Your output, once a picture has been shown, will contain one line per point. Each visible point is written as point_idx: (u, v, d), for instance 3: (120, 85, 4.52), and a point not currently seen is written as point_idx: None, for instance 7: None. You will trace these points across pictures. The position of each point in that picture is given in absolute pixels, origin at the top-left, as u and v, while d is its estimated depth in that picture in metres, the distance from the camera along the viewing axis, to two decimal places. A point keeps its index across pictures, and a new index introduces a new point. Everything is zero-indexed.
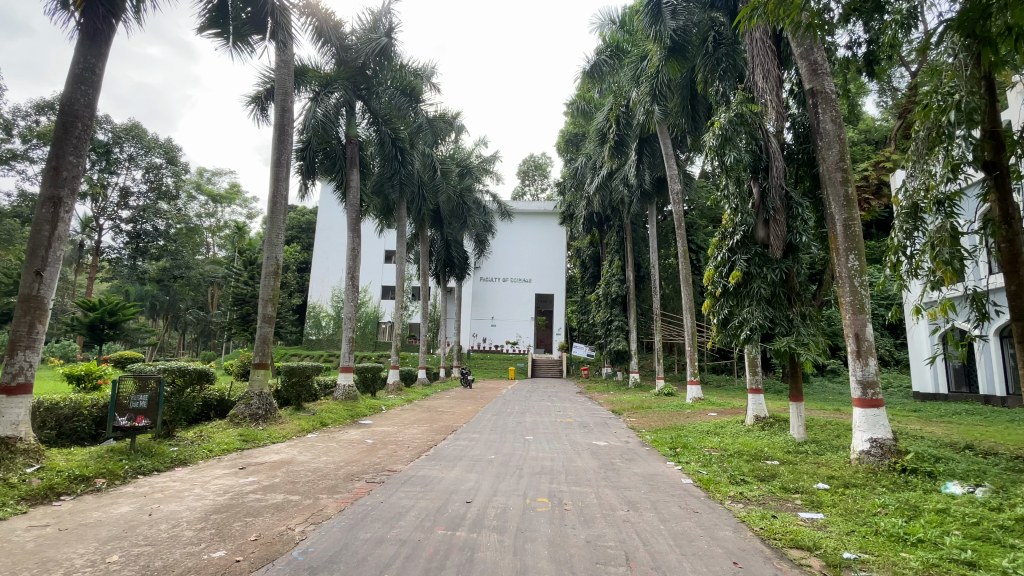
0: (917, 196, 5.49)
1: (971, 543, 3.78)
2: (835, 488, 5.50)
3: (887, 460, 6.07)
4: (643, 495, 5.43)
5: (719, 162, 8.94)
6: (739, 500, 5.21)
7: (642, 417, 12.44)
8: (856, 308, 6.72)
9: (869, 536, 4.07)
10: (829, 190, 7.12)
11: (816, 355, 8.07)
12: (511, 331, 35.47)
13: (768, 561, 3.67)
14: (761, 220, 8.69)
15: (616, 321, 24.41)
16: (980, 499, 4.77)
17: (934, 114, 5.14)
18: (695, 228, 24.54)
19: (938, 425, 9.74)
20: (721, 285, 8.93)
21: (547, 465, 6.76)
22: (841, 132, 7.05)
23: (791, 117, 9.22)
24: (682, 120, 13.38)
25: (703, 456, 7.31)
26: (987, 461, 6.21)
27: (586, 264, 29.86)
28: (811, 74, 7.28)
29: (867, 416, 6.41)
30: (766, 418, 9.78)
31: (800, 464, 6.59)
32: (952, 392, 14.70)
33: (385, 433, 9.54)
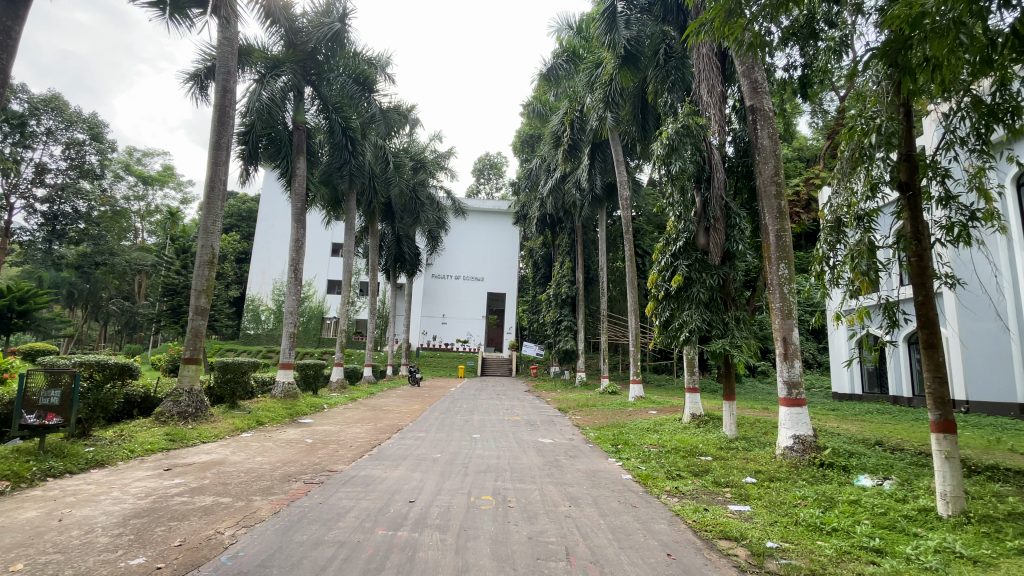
0: (840, 211, 5.96)
1: (879, 532, 4.15)
2: (761, 482, 5.86)
3: (808, 455, 6.55)
4: (585, 490, 5.58)
5: (666, 170, 9.28)
6: (674, 494, 5.45)
7: (587, 415, 12.74)
8: (785, 313, 7.19)
9: (790, 526, 4.38)
10: (764, 202, 7.57)
11: (748, 356, 8.57)
12: (462, 330, 35.33)
13: (699, 552, 3.86)
14: (703, 228, 9.12)
15: (565, 322, 24.87)
16: (888, 491, 5.24)
17: (858, 136, 5.59)
18: (643, 233, 25.40)
19: (853, 422, 10.61)
20: (664, 288, 9.26)
21: (493, 463, 6.79)
22: (777, 148, 7.52)
23: (733, 132, 9.74)
24: (633, 128, 13.85)
25: (642, 452, 7.59)
26: (893, 456, 6.83)
27: (537, 264, 30.12)
28: (752, 92, 7.72)
29: (791, 414, 6.87)
30: (702, 415, 10.26)
31: (730, 459, 6.99)
32: (866, 393, 16.05)
33: (327, 432, 9.22)
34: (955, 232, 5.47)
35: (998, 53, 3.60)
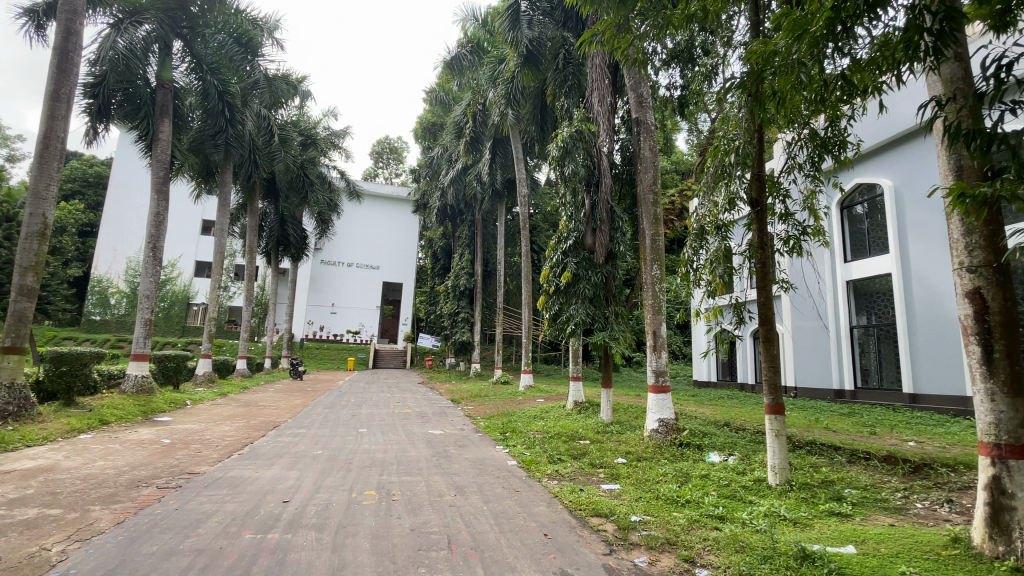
0: (704, 220, 6.73)
1: (723, 501, 4.79)
2: (630, 462, 6.44)
3: (670, 436, 7.33)
4: (471, 479, 5.68)
5: (560, 171, 9.79)
6: (554, 477, 5.77)
7: (479, 405, 12.95)
8: (655, 309, 7.92)
9: (652, 501, 4.88)
10: (643, 208, 8.25)
11: (624, 348, 9.31)
12: (353, 320, 33.81)
13: (573, 530, 4.15)
14: (590, 229, 9.74)
15: (462, 313, 24.88)
16: (732, 465, 6.06)
17: (721, 155, 6.33)
18: (538, 230, 26.34)
19: (708, 407, 12.06)
20: (554, 283, 9.73)
21: (378, 457, 6.61)
22: (655, 160, 8.25)
23: (620, 141, 10.46)
24: (532, 127, 14.22)
25: (528, 439, 7.91)
26: (737, 435, 7.89)
27: (436, 255, 29.75)
28: (637, 105, 8.34)
29: (657, 400, 7.62)
30: (583, 403, 10.94)
31: (606, 442, 7.57)
32: (720, 380, 18.33)
33: (190, 431, 8.28)
34: (790, 244, 6.40)
35: (831, 95, 4.21)
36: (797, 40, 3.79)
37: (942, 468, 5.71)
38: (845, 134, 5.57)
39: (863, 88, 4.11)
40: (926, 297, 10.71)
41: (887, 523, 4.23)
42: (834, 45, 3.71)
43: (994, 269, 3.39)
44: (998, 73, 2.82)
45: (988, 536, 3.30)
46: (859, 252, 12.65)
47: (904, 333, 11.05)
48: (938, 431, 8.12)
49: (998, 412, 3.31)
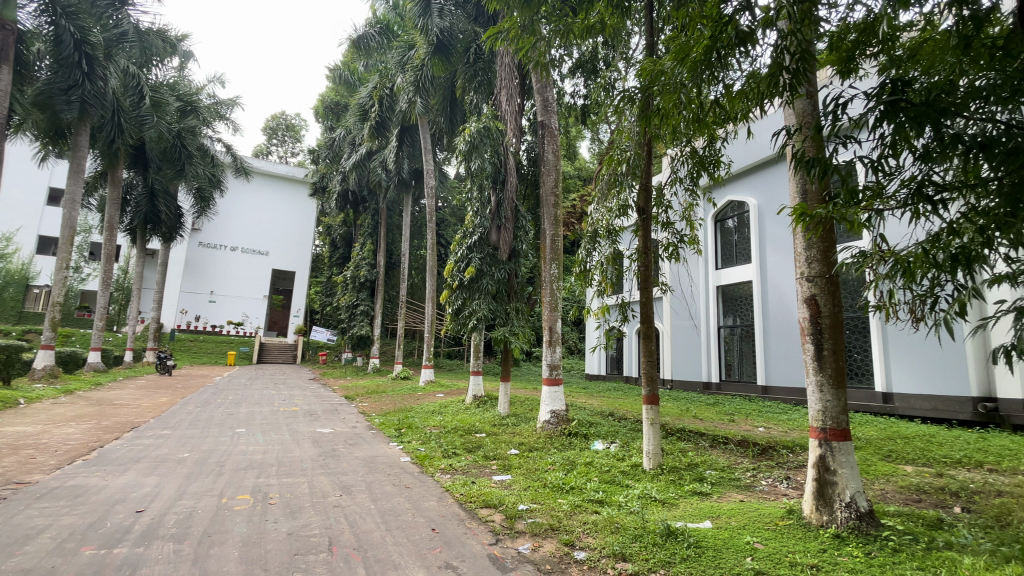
0: (598, 223, 7.14)
1: (603, 486, 5.13)
2: (522, 452, 6.65)
3: (560, 427, 7.69)
4: (359, 477, 5.48)
5: (466, 166, 9.79)
6: (447, 471, 5.77)
7: (374, 401, 12.51)
8: (552, 306, 8.22)
9: (539, 489, 5.08)
10: (545, 209, 8.54)
11: (523, 343, 9.49)
12: (235, 310, 30.94)
13: (461, 523, 4.18)
14: (495, 226, 9.87)
15: (361, 306, 23.78)
16: (613, 452, 6.52)
17: (615, 164, 6.71)
18: (445, 224, 26.06)
19: (597, 399, 12.83)
20: (458, 278, 9.69)
21: (257, 459, 6.12)
22: (557, 163, 8.60)
23: (525, 143, 10.83)
24: (441, 119, 13.99)
25: (423, 434, 7.81)
26: (620, 424, 8.50)
27: (335, 243, 28.20)
28: (543, 109, 8.58)
29: (550, 392, 7.94)
30: (482, 397, 11.04)
31: (501, 434, 7.73)
32: (608, 373, 19.58)
33: (18, 435, 7.00)
34: (670, 250, 6.98)
35: (708, 117, 4.65)
36: (682, 63, 4.14)
37: (783, 449, 6.64)
38: (719, 154, 6.17)
39: (734, 114, 4.58)
40: (778, 302, 12.34)
41: (738, 499, 4.83)
42: (710, 72, 4.09)
43: (826, 279, 3.99)
44: (836, 110, 3.20)
45: (815, 508, 3.87)
46: (729, 261, 14.24)
47: (761, 333, 12.65)
48: (782, 418, 9.43)
49: (825, 401, 3.90)
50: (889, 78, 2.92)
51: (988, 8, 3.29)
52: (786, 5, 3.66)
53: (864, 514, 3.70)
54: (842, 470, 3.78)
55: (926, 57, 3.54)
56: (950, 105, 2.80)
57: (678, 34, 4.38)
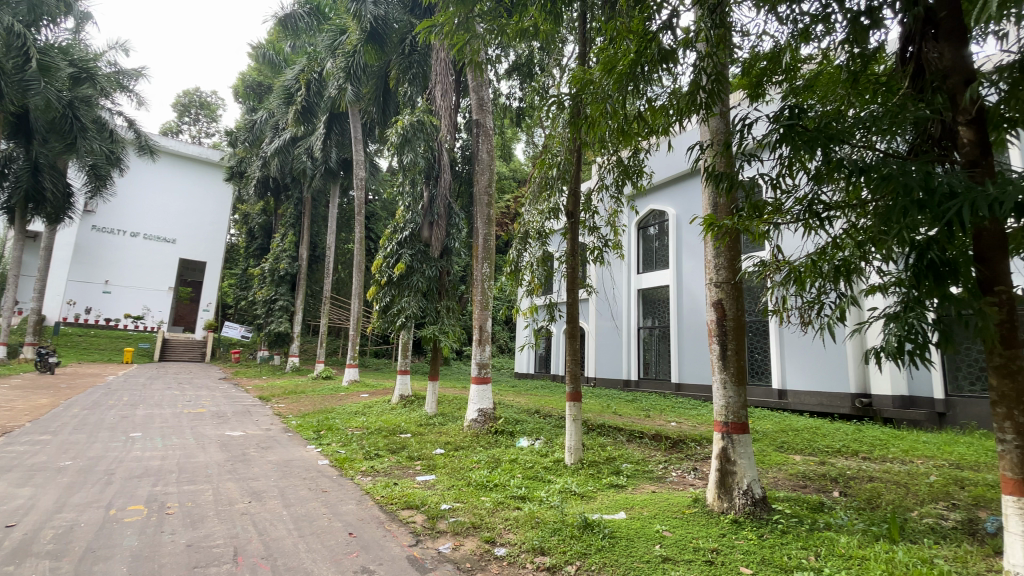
0: (529, 225, 7.24)
1: (526, 482, 5.23)
2: (447, 452, 6.61)
3: (487, 425, 7.72)
4: (272, 483, 5.18)
5: (398, 159, 9.54)
6: (368, 474, 5.60)
7: (291, 402, 11.85)
8: (483, 305, 8.27)
9: (463, 488, 5.08)
10: (478, 207, 8.55)
11: (453, 341, 9.38)
12: (134, 302, 28.07)
13: (380, 525, 4.07)
14: (427, 222, 9.72)
15: (280, 301, 22.41)
16: (537, 449, 6.67)
17: (546, 168, 6.88)
18: (374, 218, 25.27)
19: (525, 397, 13.01)
20: (387, 274, 9.49)
21: (154, 466, 5.59)
22: (491, 163, 8.63)
23: (461, 141, 10.88)
24: (373, 109, 13.57)
25: (344, 436, 7.52)
26: (545, 421, 8.69)
27: (253, 234, 26.44)
28: (478, 108, 8.57)
29: (478, 391, 7.95)
30: (409, 396, 10.82)
31: (426, 434, 7.62)
32: (536, 372, 19.95)
33: None
34: (596, 253, 7.21)
35: (634, 129, 4.88)
36: (609, 74, 4.32)
37: (692, 443, 7.12)
38: (642, 165, 6.48)
39: (656, 127, 4.84)
40: (692, 305, 13.20)
41: (651, 490, 5.12)
42: (635, 85, 4.31)
43: (732, 285, 4.33)
44: (742, 129, 3.49)
45: (717, 496, 4.18)
46: (650, 266, 15.03)
47: (677, 335, 13.46)
48: (693, 413, 10.12)
49: (727, 397, 4.23)
50: (788, 105, 3.21)
51: (873, 48, 3.69)
52: (704, 30, 3.95)
53: (758, 500, 4.06)
54: (741, 460, 4.12)
55: (819, 90, 3.93)
56: (838, 133, 3.11)
57: (608, 47, 4.57)
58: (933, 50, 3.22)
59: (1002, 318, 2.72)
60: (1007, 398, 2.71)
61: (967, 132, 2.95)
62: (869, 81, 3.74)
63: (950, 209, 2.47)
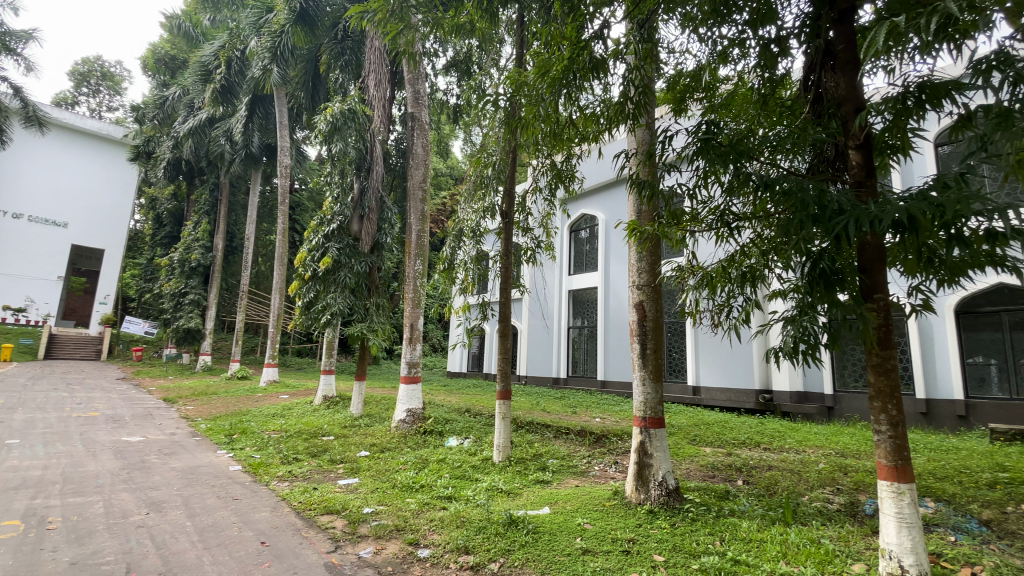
0: (463, 223, 7.16)
1: (453, 482, 5.19)
2: (373, 454, 6.41)
3: (415, 425, 7.59)
4: (175, 491, 4.76)
5: (326, 148, 9.09)
6: (285, 479, 5.31)
7: (201, 404, 10.97)
8: (415, 303, 8.09)
9: (387, 490, 4.95)
10: (411, 203, 8.37)
11: (382, 340, 9.12)
12: (14, 293, 24.69)
13: (296, 533, 3.88)
14: (357, 215, 9.40)
15: (191, 294, 20.63)
16: (466, 448, 6.66)
17: (481, 166, 6.92)
18: (300, 209, 23.95)
19: (455, 395, 12.93)
20: (311, 268, 9.05)
21: (34, 476, 4.96)
22: (426, 158, 8.47)
23: (394, 133, 10.71)
24: (302, 93, 12.86)
25: (260, 440, 7.07)
26: (474, 420, 8.68)
27: (161, 220, 24.18)
28: (414, 101, 8.38)
29: (407, 391, 7.80)
30: (333, 397, 10.38)
31: (351, 436, 7.35)
32: (468, 371, 19.89)
33: None
34: (529, 254, 7.28)
35: (567, 133, 4.98)
36: (543, 78, 4.37)
37: (614, 437, 7.42)
38: (574, 170, 6.62)
39: (587, 133, 4.98)
40: (618, 306, 13.77)
41: (574, 485, 5.28)
42: (568, 91, 4.42)
43: (651, 288, 4.57)
44: (663, 141, 3.70)
45: (635, 488, 4.39)
46: (580, 268, 15.49)
47: (605, 335, 13.96)
48: (616, 409, 10.55)
49: (646, 393, 4.45)
50: (705, 121, 3.45)
51: (779, 75, 4.05)
52: (633, 42, 4.13)
53: (671, 490, 4.30)
54: (657, 453, 4.35)
55: (733, 110, 4.25)
56: (747, 150, 3.38)
57: (543, 50, 4.63)
58: (831, 80, 3.55)
59: (880, 322, 3.08)
60: (882, 393, 3.06)
61: (857, 156, 3.29)
62: (776, 103, 4.08)
63: (840, 223, 2.75)
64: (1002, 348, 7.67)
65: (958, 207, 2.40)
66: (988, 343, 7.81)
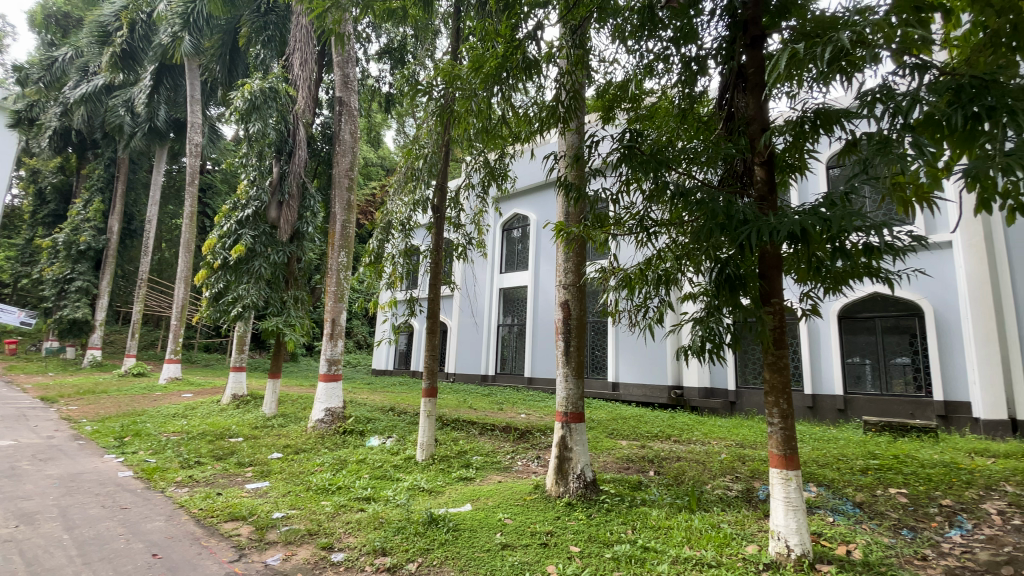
0: (392, 215, 6.92)
1: (372, 482, 5.03)
2: (286, 456, 6.07)
3: (334, 425, 7.28)
4: (50, 502, 4.22)
5: (243, 127, 8.43)
6: (184, 484, 4.88)
7: (86, 404, 9.81)
8: (337, 297, 7.73)
9: (301, 493, 4.70)
10: (336, 191, 8.00)
11: (300, 335, 8.65)
12: None
13: (196, 542, 3.59)
14: (275, 201, 8.82)
15: (79, 281, 18.38)
16: (388, 447, 6.49)
17: (412, 157, 6.80)
18: (213, 192, 22.10)
19: (379, 394, 12.56)
20: (222, 256, 8.40)
21: None
22: (355, 145, 8.13)
23: (321, 117, 10.19)
24: (217, 67, 11.86)
25: (157, 443, 6.46)
26: (398, 419, 8.49)
27: (43, 196, 21.29)
28: (342, 85, 8.02)
29: (327, 389, 7.48)
30: (244, 396, 9.71)
31: (262, 438, 6.91)
32: (394, 368, 19.42)
33: None
34: (459, 251, 7.21)
35: (501, 131, 4.97)
36: (477, 72, 4.35)
37: (538, 433, 7.57)
38: (508, 168, 6.59)
39: (520, 132, 5.01)
40: (547, 305, 14.05)
41: (496, 481, 5.32)
42: (500, 89, 4.42)
43: (576, 287, 4.70)
44: (590, 146, 3.82)
45: (555, 481, 4.50)
46: (511, 267, 15.63)
47: (533, 333, 14.20)
48: (541, 405, 10.78)
49: (568, 389, 4.57)
50: (629, 129, 3.60)
51: (697, 92, 4.32)
52: (566, 47, 4.23)
53: (589, 483, 4.46)
54: (576, 447, 4.49)
55: (656, 120, 4.47)
56: (667, 159, 3.57)
57: (478, 44, 4.59)
58: (742, 100, 3.83)
59: (776, 324, 3.36)
60: (775, 389, 3.36)
61: (761, 172, 3.57)
62: (694, 118, 4.34)
63: (743, 233, 2.99)
64: (876, 349, 8.69)
65: (842, 223, 2.69)
66: (864, 345, 8.83)
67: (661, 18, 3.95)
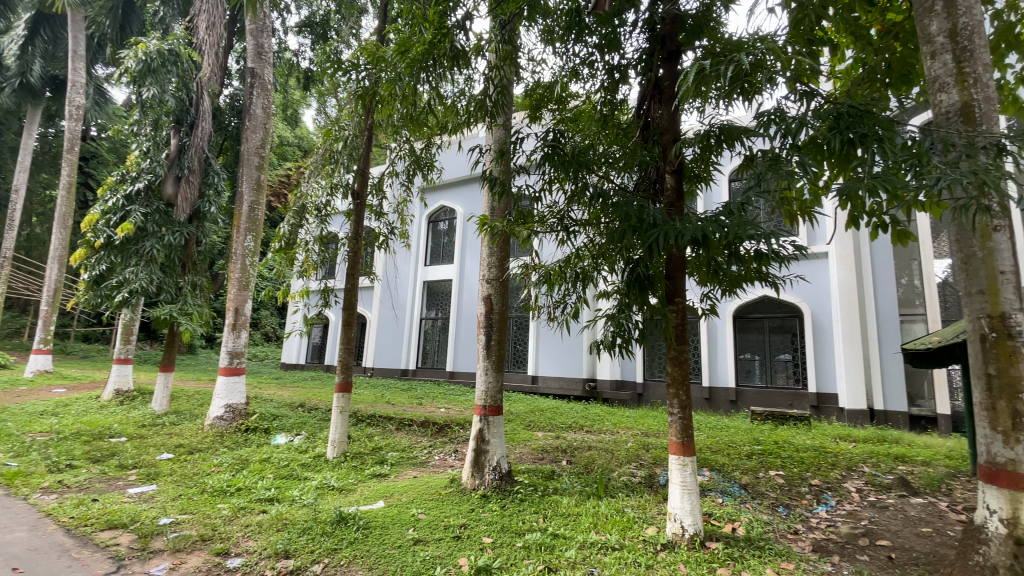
0: (306, 198, 6.50)
1: (277, 482, 4.76)
2: (178, 456, 5.56)
3: (235, 422, 6.78)
4: None
5: (135, 92, 7.56)
6: (53, 491, 4.32)
7: None
8: (242, 284, 7.18)
9: (193, 497, 4.34)
10: (244, 169, 7.42)
11: (199, 325, 7.95)
12: None
13: (64, 554, 3.20)
14: (172, 175, 7.97)
15: None
16: (296, 445, 6.16)
17: (332, 139, 6.45)
18: (99, 162, 19.59)
19: (289, 388, 11.86)
20: (105, 234, 7.54)
21: None
22: (267, 122, 7.58)
23: (230, 88, 9.36)
24: (106, 20, 10.47)
25: (19, 444, 5.65)
26: (308, 415, 8.09)
27: None
28: (255, 55, 7.42)
29: (228, 383, 6.94)
30: (129, 391, 8.75)
31: (150, 437, 6.28)
32: (307, 361, 18.46)
33: None
34: (381, 241, 6.98)
35: (427, 119, 4.86)
36: (401, 57, 4.22)
37: (456, 427, 7.56)
38: (434, 159, 6.42)
39: (446, 123, 4.92)
40: (470, 298, 14.04)
41: (411, 476, 5.26)
42: (427, 77, 4.31)
43: (499, 282, 4.73)
44: (515, 143, 3.82)
45: (471, 474, 4.52)
46: (435, 259, 15.42)
47: (455, 326, 14.14)
48: (461, 399, 10.78)
49: (487, 382, 4.60)
50: (554, 129, 3.67)
51: (618, 98, 4.50)
52: (494, 41, 4.21)
53: (504, 474, 4.53)
54: (493, 439, 4.54)
55: (579, 122, 4.59)
56: (588, 161, 3.68)
57: (402, 27, 4.46)
58: (658, 110, 4.04)
59: (678, 322, 3.61)
60: (676, 381, 3.61)
61: (671, 180, 3.81)
62: (614, 124, 4.52)
63: (653, 236, 3.17)
64: (767, 346, 9.60)
65: (738, 231, 2.94)
66: (756, 342, 9.73)
67: (587, 24, 4.06)
